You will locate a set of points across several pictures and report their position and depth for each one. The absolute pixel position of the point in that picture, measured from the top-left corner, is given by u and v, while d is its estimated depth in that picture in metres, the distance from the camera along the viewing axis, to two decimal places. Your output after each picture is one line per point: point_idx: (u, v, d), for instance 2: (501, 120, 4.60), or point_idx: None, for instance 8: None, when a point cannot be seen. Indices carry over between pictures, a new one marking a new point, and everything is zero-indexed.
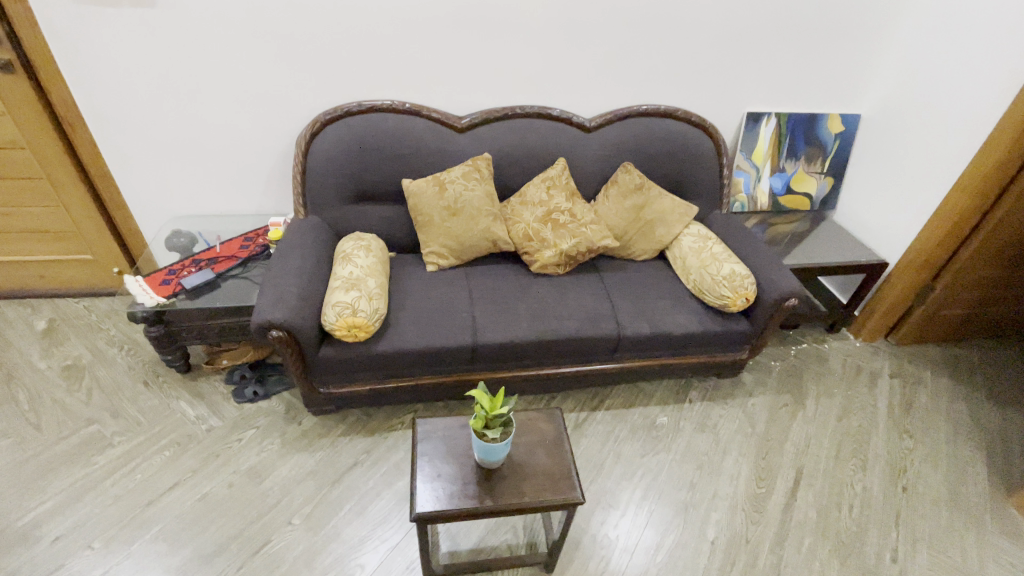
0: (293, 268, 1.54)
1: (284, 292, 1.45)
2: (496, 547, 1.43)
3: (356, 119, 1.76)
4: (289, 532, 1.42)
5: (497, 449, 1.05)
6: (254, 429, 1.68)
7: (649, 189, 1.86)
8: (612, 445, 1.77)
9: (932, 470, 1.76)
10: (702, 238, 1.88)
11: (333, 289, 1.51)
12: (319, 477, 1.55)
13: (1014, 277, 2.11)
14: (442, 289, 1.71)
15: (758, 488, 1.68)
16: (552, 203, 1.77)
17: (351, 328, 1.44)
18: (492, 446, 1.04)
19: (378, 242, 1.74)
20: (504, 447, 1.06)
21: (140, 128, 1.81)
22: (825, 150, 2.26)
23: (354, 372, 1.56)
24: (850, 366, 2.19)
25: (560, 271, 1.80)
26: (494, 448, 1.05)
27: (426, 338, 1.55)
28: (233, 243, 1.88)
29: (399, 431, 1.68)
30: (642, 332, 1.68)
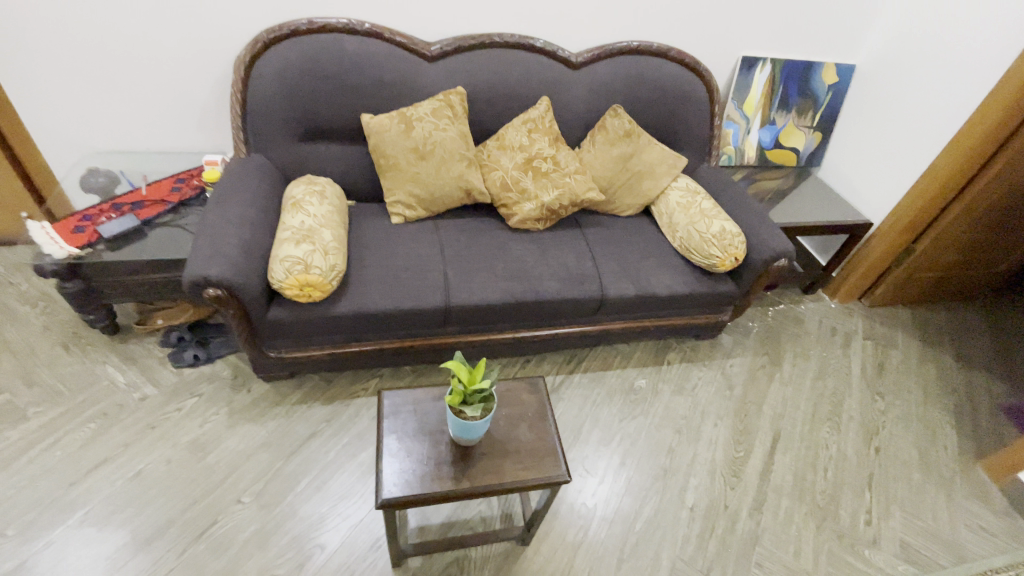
0: (233, 217, 1.32)
1: (222, 244, 1.24)
2: (469, 520, 1.33)
3: (305, 39, 1.49)
4: (239, 511, 1.28)
5: (476, 426, 0.94)
6: (196, 398, 1.49)
7: (638, 136, 1.70)
8: (590, 409, 1.69)
9: (902, 432, 1.80)
10: (690, 192, 1.75)
11: (282, 241, 1.31)
12: (272, 450, 1.40)
13: (988, 241, 2.11)
14: (410, 243, 1.53)
15: (736, 452, 1.64)
16: (533, 148, 1.59)
17: (303, 287, 1.25)
18: (470, 424, 0.93)
19: (335, 188, 1.53)
20: (484, 423, 0.94)
21: (37, 40, 1.48)
22: (817, 102, 2.14)
23: (309, 335, 1.39)
24: (826, 327, 2.17)
25: (540, 226, 1.65)
26: (473, 425, 0.94)
27: (393, 298, 1.38)
28: (162, 185, 1.62)
29: (362, 398, 1.54)
30: (626, 294, 1.57)
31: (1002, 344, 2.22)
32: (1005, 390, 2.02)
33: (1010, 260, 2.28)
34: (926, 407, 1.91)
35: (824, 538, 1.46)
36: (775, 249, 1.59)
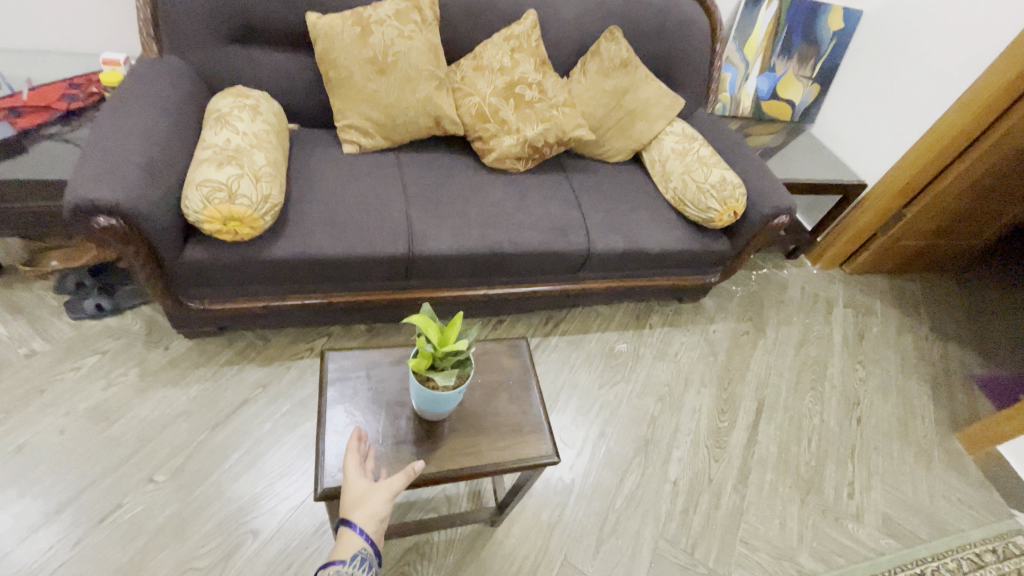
0: (135, 127, 1.04)
1: (119, 160, 0.97)
2: (431, 500, 1.16)
3: None
4: (150, 493, 1.05)
5: (447, 397, 0.75)
6: (99, 355, 1.23)
7: (635, 68, 1.49)
8: (568, 375, 1.53)
9: (882, 402, 1.75)
10: (687, 137, 1.56)
11: (199, 162, 1.04)
12: (194, 419, 1.16)
13: (975, 210, 2.06)
14: (365, 177, 1.28)
15: (721, 422, 1.54)
16: (516, 72, 1.36)
17: (227, 221, 1.01)
18: (439, 395, 0.74)
19: (273, 104, 1.25)
20: (456, 395, 0.76)
21: None
22: (820, 50, 1.99)
23: (239, 283, 1.14)
24: (808, 294, 2.08)
25: (520, 166, 1.43)
26: (442, 397, 0.75)
27: (344, 242, 1.15)
28: (51, 90, 1.28)
29: (307, 360, 1.32)
30: (615, 249, 1.40)
31: (973, 315, 2.21)
32: (976, 361, 2.01)
33: (988, 232, 2.25)
34: (904, 377, 1.87)
35: (809, 513, 1.39)
36: (778, 204, 1.44)
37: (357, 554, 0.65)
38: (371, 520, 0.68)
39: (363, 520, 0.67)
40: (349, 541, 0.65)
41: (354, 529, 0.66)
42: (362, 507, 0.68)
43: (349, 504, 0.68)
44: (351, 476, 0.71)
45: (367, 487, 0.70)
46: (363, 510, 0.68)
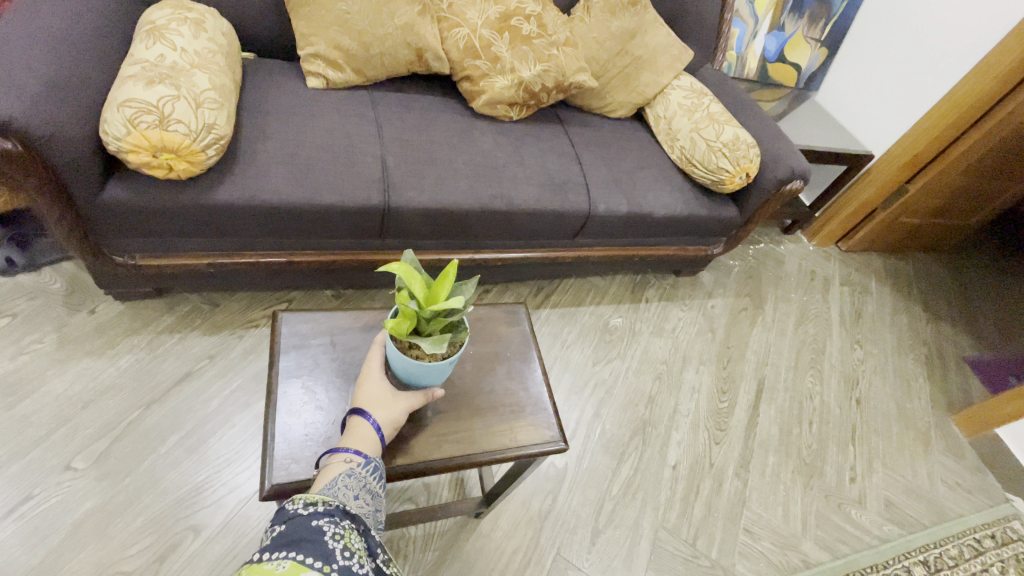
0: (40, 31, 0.83)
1: (14, 66, 0.76)
2: (407, 489, 1.02)
3: None
4: (66, 482, 0.87)
5: (436, 368, 0.60)
6: (6, 319, 1.02)
7: (642, 9, 1.34)
8: (560, 350, 1.40)
9: (881, 383, 1.69)
10: (696, 93, 1.42)
11: (124, 79, 0.84)
12: (125, 394, 0.98)
13: (975, 187, 2.00)
14: (334, 116, 1.09)
15: (721, 403, 1.44)
16: (512, 1, 1.20)
17: (158, 152, 0.82)
18: (427, 366, 0.59)
19: (221, 22, 1.05)
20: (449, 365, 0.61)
21: None
22: (831, 10, 1.86)
23: (178, 234, 0.95)
24: (806, 271, 2.00)
25: (514, 115, 1.25)
26: (431, 368, 0.60)
27: (308, 188, 0.97)
28: None
29: (264, 329, 1.14)
30: (617, 211, 1.26)
31: (965, 297, 2.17)
32: (968, 343, 1.98)
33: (983, 213, 2.21)
34: (900, 358, 1.81)
35: (812, 499, 1.31)
36: (794, 168, 1.31)
37: (372, 460, 0.56)
38: (389, 426, 0.59)
39: (383, 421, 0.59)
40: (362, 437, 0.57)
41: (369, 423, 0.58)
42: (384, 405, 0.60)
43: (370, 397, 0.60)
44: (375, 370, 0.62)
45: (390, 388, 0.61)
46: (385, 411, 0.59)
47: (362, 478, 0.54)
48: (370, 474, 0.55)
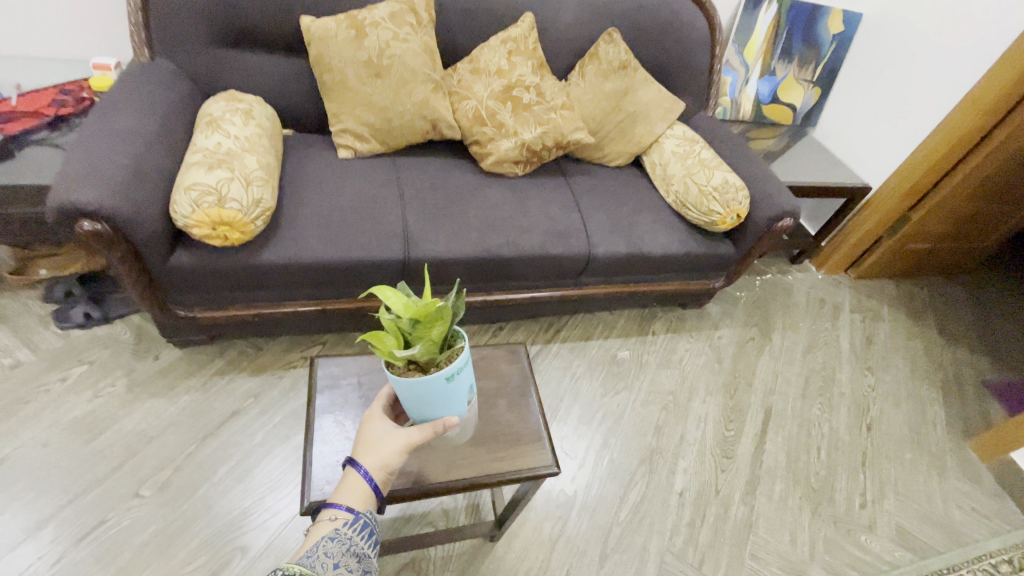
0: (124, 131, 1.02)
1: (105, 163, 0.94)
2: (428, 514, 1.12)
3: None
4: (135, 508, 1.01)
5: (427, 384, 0.62)
6: (85, 365, 1.19)
7: (635, 70, 1.47)
8: (569, 383, 1.50)
9: (894, 409, 1.71)
10: (688, 140, 1.54)
11: (189, 166, 1.02)
12: (183, 430, 1.13)
13: (982, 211, 2.02)
14: (360, 182, 1.26)
15: (727, 431, 1.49)
16: (513, 74, 1.34)
17: (216, 225, 0.98)
18: (413, 381, 0.61)
19: (266, 108, 1.24)
20: (442, 383, 0.63)
21: None
22: (821, 53, 1.97)
23: (230, 290, 1.11)
24: (815, 299, 2.05)
25: (518, 171, 1.41)
26: (422, 384, 0.62)
27: (340, 246, 1.12)
28: (42, 95, 1.25)
29: (302, 369, 1.29)
30: (616, 252, 1.37)
31: (984, 319, 2.17)
32: (987, 366, 1.96)
33: (997, 234, 2.21)
34: (914, 383, 1.82)
35: (821, 524, 1.34)
36: (783, 206, 1.40)
37: (360, 517, 0.61)
38: (378, 472, 0.64)
39: (370, 467, 0.64)
40: (352, 486, 0.63)
41: (359, 472, 0.64)
42: (371, 453, 0.65)
43: (363, 445, 0.66)
44: (370, 419, 0.68)
45: (381, 434, 0.66)
46: (372, 457, 0.64)
47: (345, 540, 0.59)
48: (353, 535, 0.59)
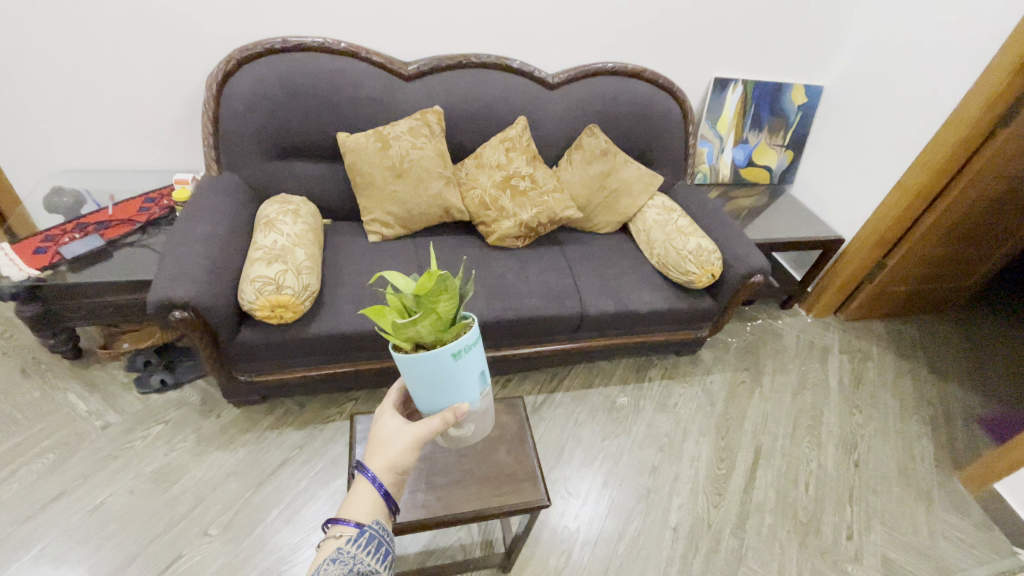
0: (203, 235, 1.29)
1: (191, 263, 1.20)
2: (448, 549, 1.29)
3: (280, 58, 1.52)
4: (204, 545, 1.21)
5: (434, 359, 0.75)
6: (162, 425, 1.43)
7: (615, 155, 1.74)
8: (572, 429, 1.67)
9: (881, 445, 1.82)
10: (667, 209, 1.76)
11: (253, 260, 1.28)
12: (241, 478, 1.34)
13: (957, 255, 2.16)
14: (386, 262, 1.51)
15: (719, 470, 1.64)
16: (511, 167, 1.61)
17: (274, 307, 1.22)
18: (421, 355, 0.74)
19: (309, 206, 1.53)
20: (449, 357, 0.77)
21: (10, 52, 1.46)
22: (788, 121, 2.22)
23: (281, 358, 1.35)
24: (804, 342, 2.19)
25: (519, 245, 1.66)
26: (431, 362, 0.76)
27: (370, 318, 1.35)
28: (130, 205, 1.58)
29: (338, 423, 1.50)
30: (606, 311, 1.57)
31: (973, 355, 2.27)
32: (977, 401, 2.06)
33: (979, 274, 2.34)
34: (902, 420, 1.93)
35: (809, 556, 1.46)
36: (752, 265, 1.59)
37: (361, 535, 0.69)
38: (384, 473, 0.76)
39: (376, 470, 0.76)
40: (363, 491, 0.75)
41: (367, 476, 0.76)
42: (378, 456, 0.77)
43: (372, 448, 0.79)
44: (379, 426, 0.81)
45: (388, 437, 0.79)
46: (378, 460, 0.77)
47: (347, 559, 0.66)
48: (357, 552, 0.67)
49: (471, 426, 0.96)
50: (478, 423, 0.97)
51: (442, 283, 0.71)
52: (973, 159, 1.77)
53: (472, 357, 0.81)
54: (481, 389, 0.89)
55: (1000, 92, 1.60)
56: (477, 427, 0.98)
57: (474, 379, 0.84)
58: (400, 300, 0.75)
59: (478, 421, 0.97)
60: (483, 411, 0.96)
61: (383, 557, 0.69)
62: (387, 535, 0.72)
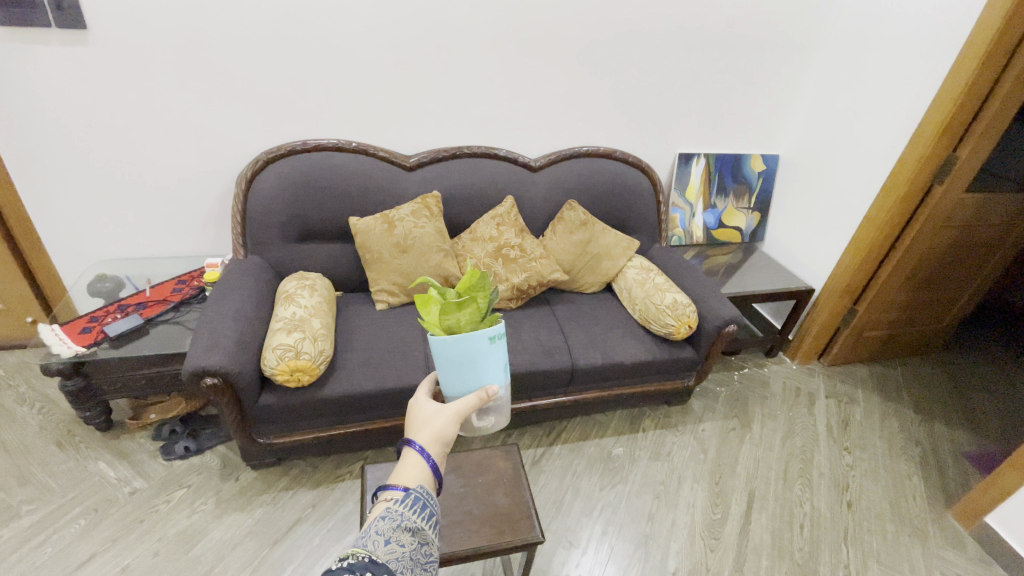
0: (232, 310, 1.46)
1: (222, 334, 1.37)
2: None
3: (301, 157, 1.78)
4: None
5: (473, 341, 0.88)
6: (185, 489, 1.53)
7: (594, 224, 1.96)
8: (571, 480, 1.75)
9: (873, 485, 1.87)
10: (645, 269, 1.95)
11: (275, 330, 1.45)
12: (259, 537, 1.42)
13: (924, 298, 2.31)
14: (392, 328, 1.69)
15: (714, 515, 1.70)
16: (502, 239, 1.83)
17: (294, 371, 1.37)
18: (460, 337, 0.87)
19: (324, 281, 1.73)
20: (487, 340, 0.89)
21: (73, 163, 1.72)
22: (751, 187, 2.47)
23: (297, 419, 1.48)
24: (790, 388, 2.30)
25: (512, 305, 1.85)
26: (470, 344, 0.88)
27: (378, 378, 1.50)
28: (165, 287, 1.79)
29: (348, 482, 1.60)
30: (594, 363, 1.70)
31: (958, 394, 2.35)
32: (965, 438, 2.12)
33: (951, 316, 2.48)
34: (892, 460, 1.99)
35: None
36: (724, 315, 1.75)
37: (409, 494, 0.72)
38: (431, 445, 0.81)
39: (424, 442, 0.81)
40: (412, 462, 0.78)
41: (415, 449, 0.80)
42: (424, 432, 0.82)
43: (416, 428, 0.84)
44: (420, 410, 0.87)
45: (429, 415, 0.85)
46: (424, 434, 0.82)
47: (395, 516, 0.68)
48: (405, 509, 0.70)
49: (492, 419, 1.04)
50: (498, 416, 1.05)
51: (484, 280, 0.89)
52: (918, 213, 1.96)
53: (501, 344, 0.93)
54: (505, 381, 0.99)
55: (926, 158, 1.81)
56: (497, 422, 1.06)
57: (499, 368, 0.94)
58: (443, 295, 0.91)
59: (497, 415, 1.04)
60: (503, 405, 1.04)
61: (428, 516, 0.72)
62: (431, 498, 0.74)
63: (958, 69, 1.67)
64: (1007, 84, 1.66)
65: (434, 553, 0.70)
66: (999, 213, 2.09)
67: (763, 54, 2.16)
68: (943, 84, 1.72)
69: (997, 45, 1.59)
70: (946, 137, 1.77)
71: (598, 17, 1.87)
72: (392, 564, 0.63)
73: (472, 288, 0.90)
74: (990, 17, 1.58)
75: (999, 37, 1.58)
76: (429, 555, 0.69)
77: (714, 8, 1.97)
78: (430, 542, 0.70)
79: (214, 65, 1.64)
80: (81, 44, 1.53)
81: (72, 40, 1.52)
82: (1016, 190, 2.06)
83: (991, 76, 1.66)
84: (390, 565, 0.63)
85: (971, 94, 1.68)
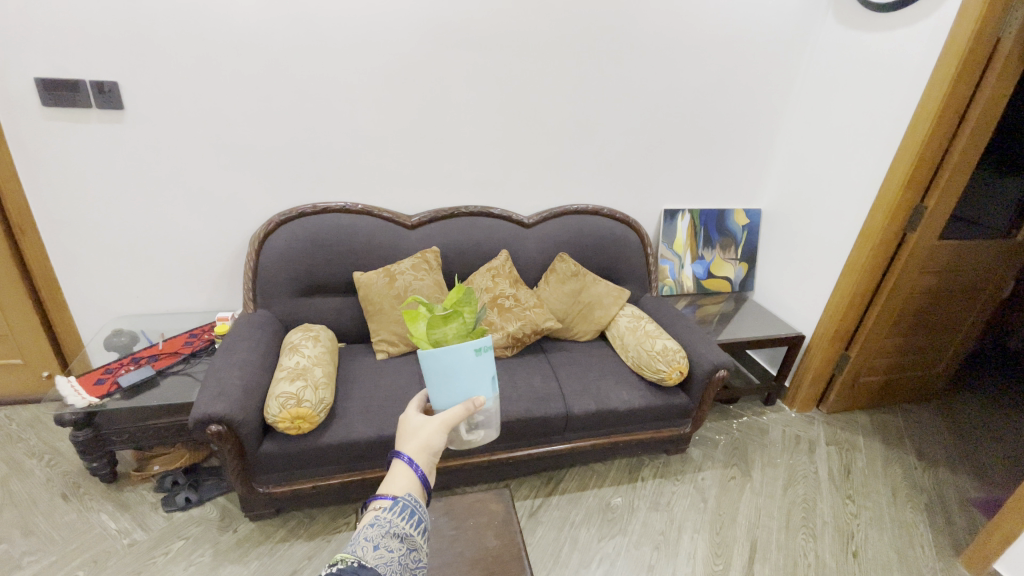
0: (239, 360, 1.54)
1: (229, 382, 1.44)
2: None
3: (309, 218, 1.92)
4: None
5: (460, 352, 0.94)
6: (183, 540, 1.54)
7: (585, 275, 2.07)
8: (569, 531, 1.74)
9: (878, 534, 1.83)
10: (636, 317, 2.03)
11: (278, 380, 1.51)
12: None
13: (916, 342, 2.35)
14: (392, 377, 1.76)
15: (715, 566, 1.67)
16: (497, 289, 1.94)
17: (295, 419, 1.42)
18: (445, 349, 0.94)
19: (327, 333, 1.82)
20: (473, 353, 0.96)
21: (99, 225, 1.87)
22: (736, 240, 2.59)
23: (297, 468, 1.51)
24: (790, 435, 2.29)
25: (508, 353, 1.93)
26: (456, 356, 0.94)
27: (376, 425, 1.54)
28: (177, 340, 1.88)
29: (344, 533, 1.61)
30: (588, 409, 1.74)
31: (962, 440, 2.33)
32: (972, 484, 2.08)
33: (947, 360, 2.50)
34: (897, 507, 1.95)
35: None
36: (714, 360, 1.79)
37: (398, 502, 0.77)
38: (418, 456, 0.86)
39: (412, 454, 0.86)
40: (401, 472, 0.83)
41: (403, 460, 0.85)
42: (411, 447, 0.87)
43: (403, 440, 0.89)
44: (406, 419, 0.93)
45: (416, 427, 0.91)
46: (410, 447, 0.87)
47: (386, 523, 0.74)
48: (394, 515, 0.75)
49: (482, 432, 1.09)
50: (488, 430, 1.09)
51: (468, 295, 0.97)
52: (896, 258, 2.04)
53: (488, 357, 1.00)
54: (494, 394, 1.04)
55: (895, 207, 1.92)
56: (486, 435, 1.10)
57: (487, 381, 1.00)
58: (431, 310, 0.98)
59: (487, 429, 1.09)
60: (492, 418, 1.09)
61: (416, 523, 0.77)
62: (419, 506, 0.80)
63: (915, 127, 1.82)
64: (962, 138, 1.80)
65: (422, 557, 0.76)
66: (978, 259, 2.17)
67: (737, 118, 2.35)
68: (903, 142, 1.86)
69: (947, 105, 1.74)
70: (912, 188, 1.89)
71: (582, 90, 2.08)
72: (381, 568, 0.69)
73: (458, 304, 0.98)
74: (940, 81, 1.73)
75: (948, 100, 1.73)
76: (418, 561, 0.75)
77: (687, 80, 2.18)
78: (418, 549, 0.75)
79: (234, 137, 1.82)
80: (117, 121, 1.71)
81: (109, 119, 1.71)
82: (990, 237, 2.16)
83: (947, 131, 1.79)
84: (379, 568, 0.68)
85: (929, 149, 1.81)
